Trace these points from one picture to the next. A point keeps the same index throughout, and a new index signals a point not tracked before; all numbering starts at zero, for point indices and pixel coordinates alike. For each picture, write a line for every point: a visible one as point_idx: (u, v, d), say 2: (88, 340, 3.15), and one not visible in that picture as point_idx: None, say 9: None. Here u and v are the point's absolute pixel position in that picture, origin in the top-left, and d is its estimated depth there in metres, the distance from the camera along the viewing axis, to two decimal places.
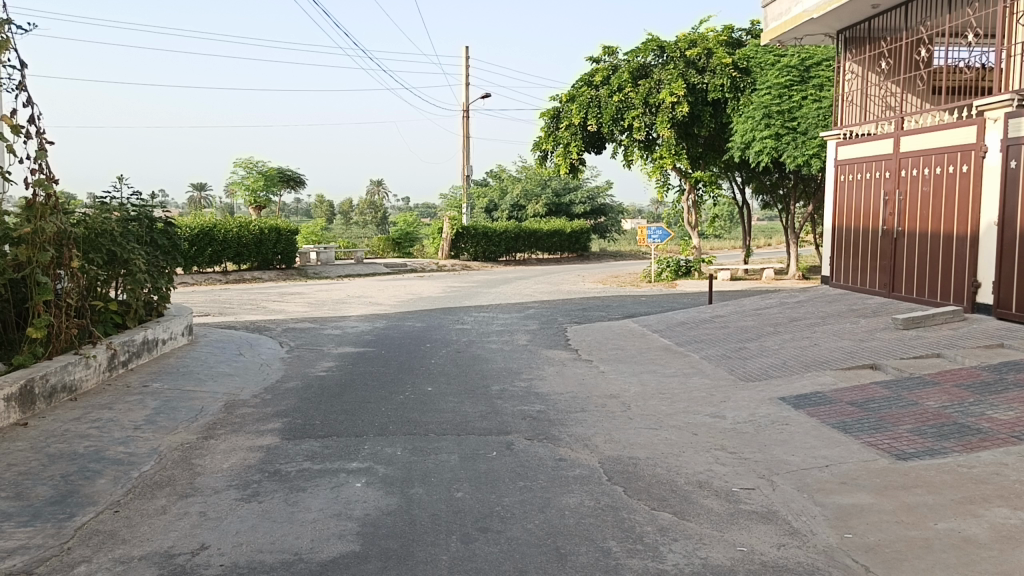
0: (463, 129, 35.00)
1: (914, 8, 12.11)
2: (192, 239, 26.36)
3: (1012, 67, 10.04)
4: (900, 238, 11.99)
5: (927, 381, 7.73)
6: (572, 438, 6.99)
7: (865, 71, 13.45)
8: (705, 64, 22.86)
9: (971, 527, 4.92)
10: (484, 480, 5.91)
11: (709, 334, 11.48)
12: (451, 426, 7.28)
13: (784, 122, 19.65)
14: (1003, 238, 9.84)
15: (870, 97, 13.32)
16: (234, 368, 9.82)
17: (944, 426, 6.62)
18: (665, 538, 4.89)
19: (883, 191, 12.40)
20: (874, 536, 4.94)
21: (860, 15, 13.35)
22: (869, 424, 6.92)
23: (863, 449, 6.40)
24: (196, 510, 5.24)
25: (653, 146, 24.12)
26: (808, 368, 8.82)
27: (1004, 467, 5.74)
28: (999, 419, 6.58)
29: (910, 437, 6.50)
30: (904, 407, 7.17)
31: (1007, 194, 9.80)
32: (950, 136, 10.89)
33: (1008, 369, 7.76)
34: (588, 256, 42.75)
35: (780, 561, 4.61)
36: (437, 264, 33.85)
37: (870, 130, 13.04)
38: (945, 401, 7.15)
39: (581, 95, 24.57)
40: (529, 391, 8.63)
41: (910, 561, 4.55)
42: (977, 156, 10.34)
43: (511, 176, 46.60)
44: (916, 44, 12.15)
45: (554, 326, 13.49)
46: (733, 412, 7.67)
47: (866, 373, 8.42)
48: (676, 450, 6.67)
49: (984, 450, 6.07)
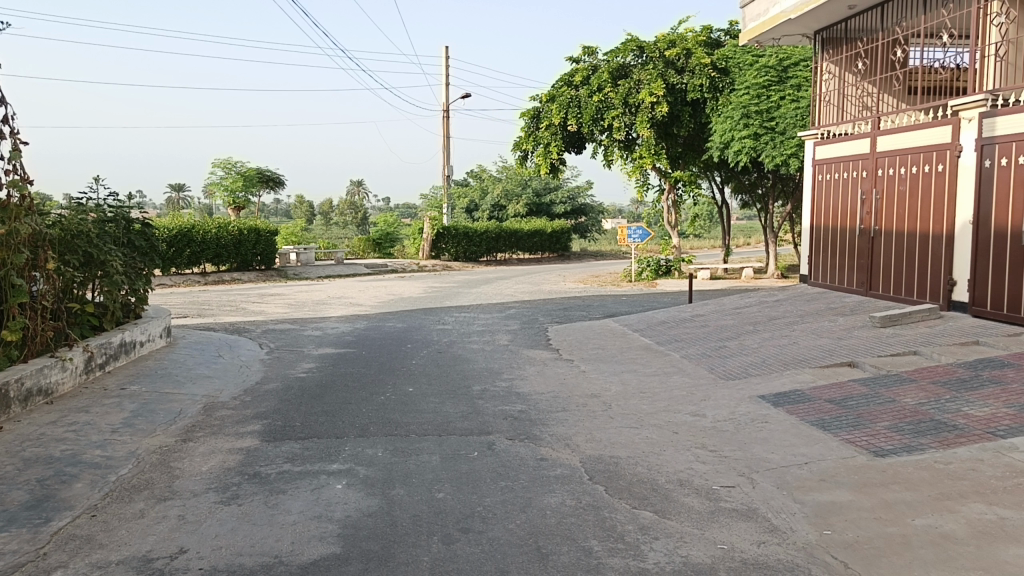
0: (443, 129, 34.91)
1: (889, 10, 12.21)
2: (170, 239, 26.11)
3: (986, 68, 10.14)
4: (876, 237, 12.13)
5: (904, 378, 7.81)
6: (553, 438, 7.00)
7: (842, 72, 13.59)
8: (684, 64, 22.89)
9: (948, 523, 4.98)
10: (466, 480, 5.90)
11: (690, 333, 11.53)
12: (432, 427, 7.26)
13: (763, 122, 19.77)
14: (977, 236, 9.96)
15: (847, 97, 13.44)
16: (213, 370, 9.74)
17: (921, 423, 6.69)
18: (646, 537, 4.91)
19: (860, 190, 12.54)
20: (852, 532, 4.99)
21: (836, 16, 13.47)
22: (848, 421, 6.98)
23: (842, 446, 6.45)
24: (175, 514, 5.19)
25: (633, 146, 24.20)
26: (787, 367, 8.88)
27: (980, 463, 5.82)
28: (974, 416, 6.66)
29: (888, 434, 6.56)
30: (882, 405, 7.23)
31: (982, 194, 9.90)
32: (925, 136, 11.02)
33: (983, 366, 7.86)
34: (569, 256, 42.80)
35: (760, 558, 4.65)
36: (417, 264, 33.76)
37: (847, 130, 13.18)
38: (922, 398, 7.23)
39: (561, 95, 24.59)
40: (510, 391, 8.63)
41: (887, 557, 4.61)
42: (952, 156, 10.47)
43: (491, 176, 46.60)
44: (892, 45, 12.26)
45: (535, 325, 13.50)
46: (713, 410, 7.71)
47: (844, 371, 8.50)
48: (657, 448, 6.70)
49: (960, 446, 6.14)
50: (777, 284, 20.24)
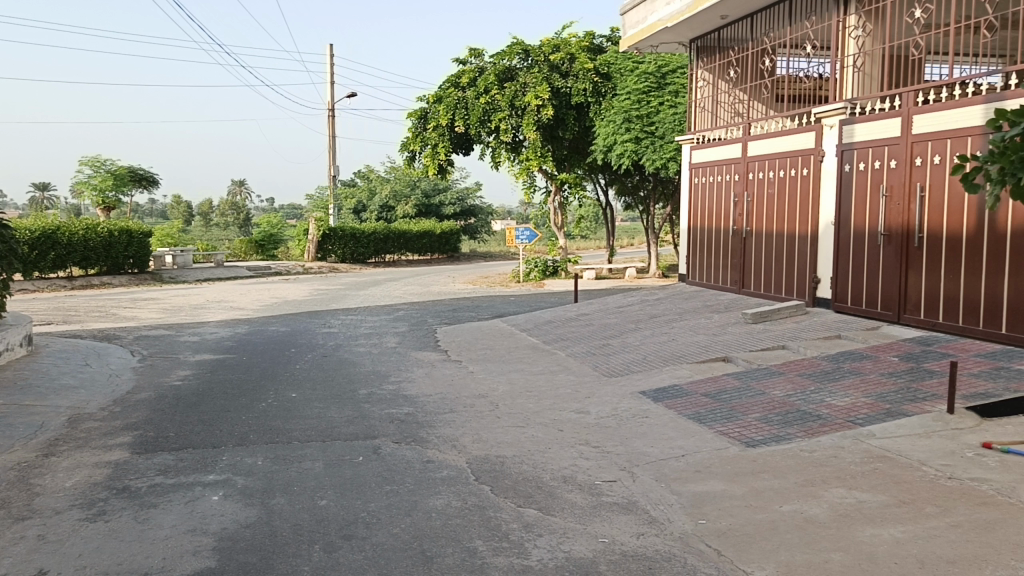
0: (329, 129, 34.23)
1: (759, 21, 12.84)
2: (31, 242, 24.43)
3: (845, 77, 10.81)
4: (748, 237, 12.73)
5: (773, 371, 8.23)
6: (439, 439, 6.98)
7: (715, 79, 14.19)
8: (568, 69, 23.32)
9: (811, 508, 5.28)
10: (350, 486, 5.80)
11: (576, 332, 11.75)
12: (315, 433, 7.11)
13: (643, 127, 20.40)
14: (838, 236, 10.59)
15: (720, 104, 14.01)
16: (80, 380, 9.19)
17: (788, 413, 7.07)
18: (530, 535, 4.97)
19: (732, 193, 13.13)
20: (725, 520, 5.21)
21: (709, 26, 14.04)
22: (722, 414, 7.29)
23: (716, 438, 6.73)
24: (33, 534, 4.86)
25: (520, 148, 24.48)
26: (667, 363, 9.19)
27: (841, 449, 6.20)
28: (836, 406, 7.09)
29: (758, 424, 6.90)
30: (753, 397, 7.60)
31: (842, 196, 10.51)
32: (792, 142, 11.63)
33: (844, 358, 8.38)
34: (458, 257, 42.86)
35: (639, 550, 4.78)
36: (303, 267, 32.97)
37: (720, 135, 13.77)
38: (789, 390, 7.64)
39: (448, 96, 24.57)
40: (396, 394, 8.55)
41: (757, 543, 4.83)
42: (816, 160, 11.09)
43: (379, 176, 46.10)
44: (760, 55, 12.88)
45: (422, 327, 13.44)
46: (597, 407, 7.89)
47: (719, 366, 8.87)
48: (542, 446, 6.79)
49: (822, 434, 6.52)
50: (658, 283, 20.97)
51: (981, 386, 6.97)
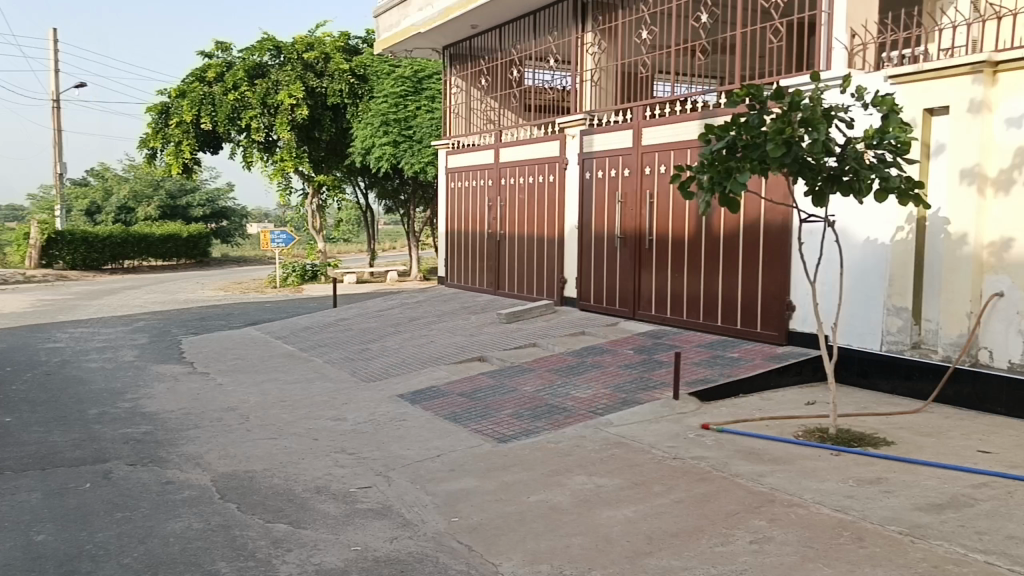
0: (54, 121, 30.80)
1: (507, 33, 13.39)
2: None
3: (584, 90, 11.54)
4: (501, 240, 13.24)
5: (524, 368, 8.61)
6: (181, 458, 6.51)
7: (468, 86, 14.59)
8: (323, 69, 22.83)
9: (556, 496, 5.57)
10: (72, 517, 5.22)
11: (335, 337, 11.52)
12: (32, 461, 6.32)
13: (400, 131, 20.57)
14: (581, 239, 11.30)
15: (473, 110, 14.39)
16: None
17: (537, 407, 7.42)
18: (278, 550, 4.77)
19: (487, 197, 13.60)
20: (477, 516, 5.34)
21: (461, 34, 14.40)
22: (476, 412, 7.49)
23: (470, 436, 6.90)
24: None
25: (274, 148, 23.67)
26: (425, 365, 9.29)
27: (583, 439, 6.61)
28: (579, 398, 7.55)
29: (509, 420, 7.17)
30: (505, 394, 7.89)
31: (584, 201, 11.23)
32: (539, 150, 12.25)
33: (588, 352, 8.96)
34: (210, 263, 40.41)
35: (392, 554, 4.76)
36: (24, 275, 29.35)
37: (474, 141, 14.19)
38: (538, 385, 8.03)
39: (193, 91, 23.02)
40: (133, 412, 7.85)
41: (506, 535, 5.01)
42: (561, 167, 11.76)
43: (118, 175, 42.33)
44: (509, 65, 13.42)
45: (165, 338, 12.48)
46: (353, 413, 7.77)
47: (475, 365, 9.11)
48: (295, 457, 6.56)
49: (567, 426, 6.92)
50: (418, 286, 21.25)
51: (702, 373, 7.77)
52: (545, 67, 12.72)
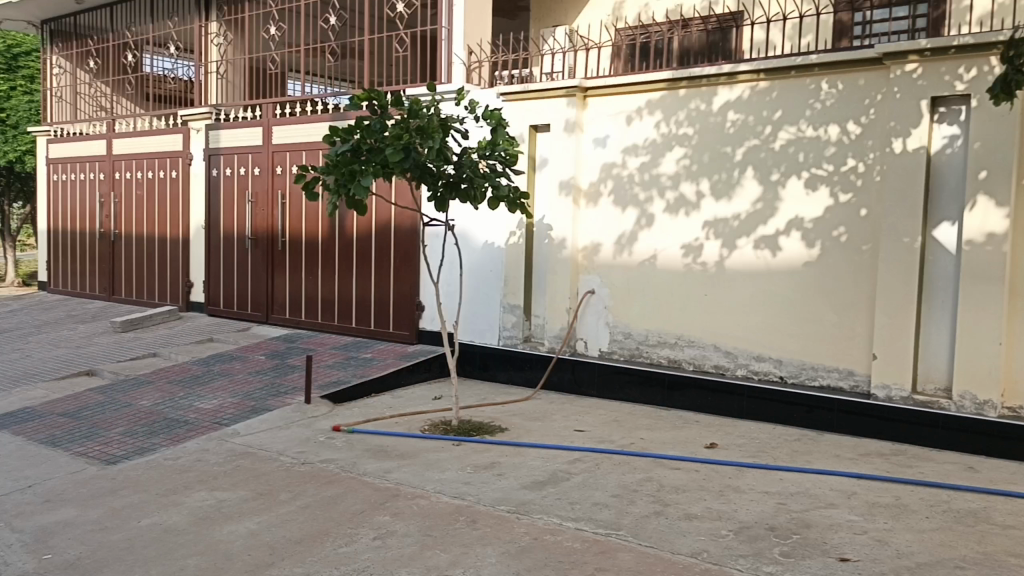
0: None
1: (119, 14, 12.02)
2: None
3: (209, 82, 10.85)
4: (116, 241, 11.99)
5: (142, 381, 7.87)
6: None
7: (73, 68, 12.97)
8: None
9: (172, 517, 5.15)
10: None
11: None
12: None
13: None
14: (209, 240, 10.68)
15: (80, 95, 12.90)
16: None
17: (154, 423, 6.82)
18: None
19: (98, 193, 12.23)
20: (75, 550, 4.73)
21: (63, 8, 12.73)
22: (79, 433, 6.65)
23: (71, 461, 6.11)
24: None
25: None
26: (16, 383, 8.04)
27: (206, 452, 6.22)
28: (204, 409, 7.10)
29: (120, 439, 6.49)
30: (117, 411, 7.13)
31: (212, 200, 10.62)
32: (160, 143, 11.31)
33: (216, 360, 8.47)
34: None
35: None
36: None
37: (82, 129, 12.67)
38: (158, 398, 7.39)
39: None
40: None
41: (109, 566, 4.50)
42: (184, 163, 10.98)
43: None
44: (122, 49, 12.13)
45: None
46: None
47: (82, 381, 8.11)
48: None
49: (188, 440, 6.46)
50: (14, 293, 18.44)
51: (334, 375, 7.78)
52: (165, 54, 11.65)
